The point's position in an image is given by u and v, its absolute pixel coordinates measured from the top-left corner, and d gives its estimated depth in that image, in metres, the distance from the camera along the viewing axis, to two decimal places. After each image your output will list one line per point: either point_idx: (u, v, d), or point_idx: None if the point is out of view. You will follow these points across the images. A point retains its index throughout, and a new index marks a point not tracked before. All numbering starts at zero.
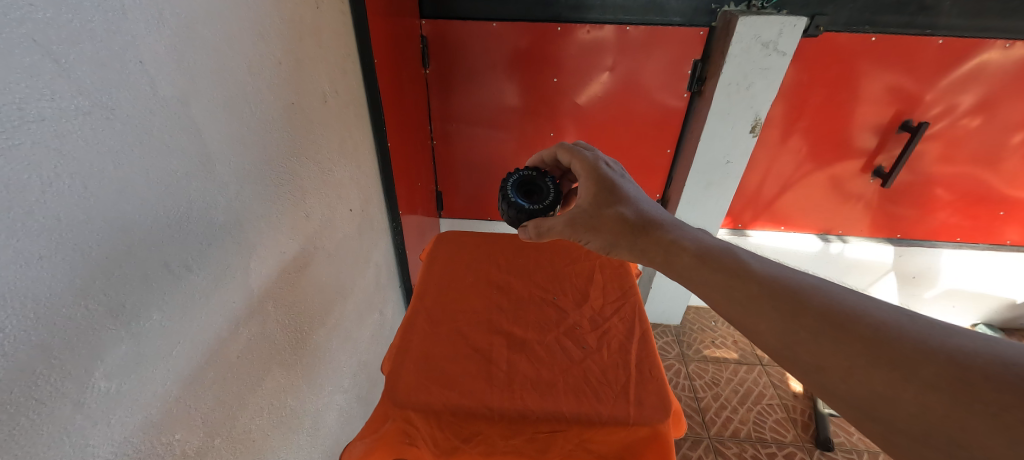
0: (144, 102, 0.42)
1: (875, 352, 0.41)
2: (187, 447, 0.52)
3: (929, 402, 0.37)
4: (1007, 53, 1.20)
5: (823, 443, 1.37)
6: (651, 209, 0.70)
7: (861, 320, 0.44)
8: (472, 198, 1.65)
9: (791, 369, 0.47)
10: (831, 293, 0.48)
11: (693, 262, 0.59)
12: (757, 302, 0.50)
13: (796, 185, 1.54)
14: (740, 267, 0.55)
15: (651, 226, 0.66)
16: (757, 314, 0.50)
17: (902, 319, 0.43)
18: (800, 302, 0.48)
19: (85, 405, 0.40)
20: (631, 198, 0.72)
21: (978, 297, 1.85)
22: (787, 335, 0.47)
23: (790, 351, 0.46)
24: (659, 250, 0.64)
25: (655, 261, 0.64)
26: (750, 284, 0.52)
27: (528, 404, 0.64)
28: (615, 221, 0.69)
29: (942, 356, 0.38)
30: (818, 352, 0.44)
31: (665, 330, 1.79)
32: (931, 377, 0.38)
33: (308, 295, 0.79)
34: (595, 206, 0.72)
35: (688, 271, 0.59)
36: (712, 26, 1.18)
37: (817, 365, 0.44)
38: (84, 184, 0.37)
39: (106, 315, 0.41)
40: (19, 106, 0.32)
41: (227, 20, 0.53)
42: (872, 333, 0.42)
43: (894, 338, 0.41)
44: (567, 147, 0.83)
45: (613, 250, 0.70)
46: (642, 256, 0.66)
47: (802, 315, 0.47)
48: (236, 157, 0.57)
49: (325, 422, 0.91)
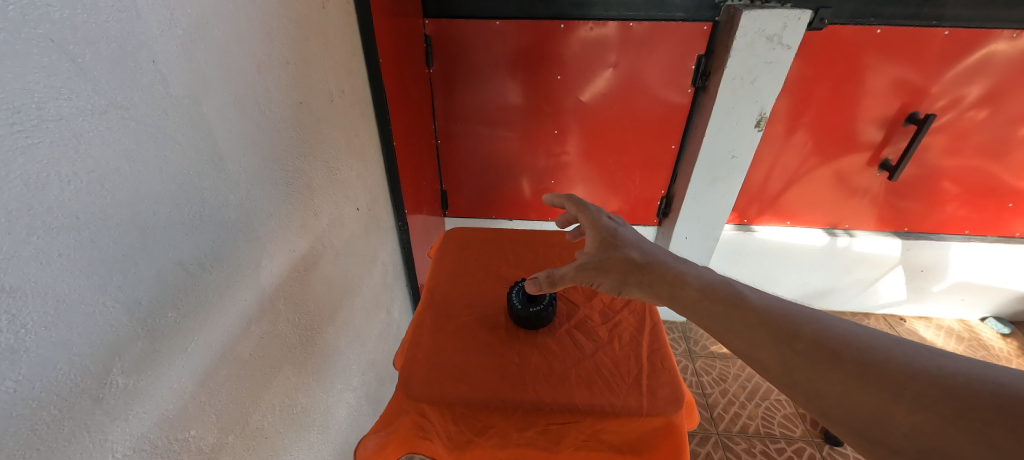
0: (158, 102, 0.43)
1: (867, 374, 0.42)
2: (202, 442, 0.53)
3: (920, 421, 0.37)
4: (1014, 43, 1.19)
5: (833, 438, 1.36)
6: (655, 250, 0.69)
7: (851, 344, 0.45)
8: (477, 198, 1.65)
9: (790, 396, 0.47)
10: (823, 319, 0.49)
11: (696, 294, 0.58)
12: (756, 330, 0.51)
13: (801, 180, 1.53)
14: (740, 296, 0.55)
15: (657, 265, 0.65)
16: (755, 338, 0.50)
17: (890, 342, 0.44)
18: (791, 329, 0.49)
19: (104, 401, 0.40)
20: (634, 241, 0.70)
21: (988, 291, 1.83)
22: (783, 360, 0.47)
23: (788, 377, 0.47)
24: (666, 286, 0.62)
25: (663, 296, 0.62)
26: (748, 314, 0.53)
27: (541, 396, 0.63)
28: (623, 262, 0.67)
29: (928, 377, 0.39)
30: (814, 376, 0.44)
31: (672, 327, 1.79)
32: (919, 396, 0.38)
33: (317, 293, 0.79)
34: (601, 249, 0.69)
35: (698, 309, 0.58)
36: (715, 21, 1.18)
37: (812, 390, 0.44)
38: (101, 182, 0.38)
39: (124, 313, 0.41)
40: (37, 106, 0.33)
41: (236, 20, 0.53)
42: (861, 357, 0.43)
43: (882, 360, 0.42)
44: (570, 198, 0.82)
45: (624, 289, 0.66)
46: (652, 294, 0.64)
47: (795, 341, 0.47)
48: (246, 155, 0.57)
49: (335, 420, 0.92)
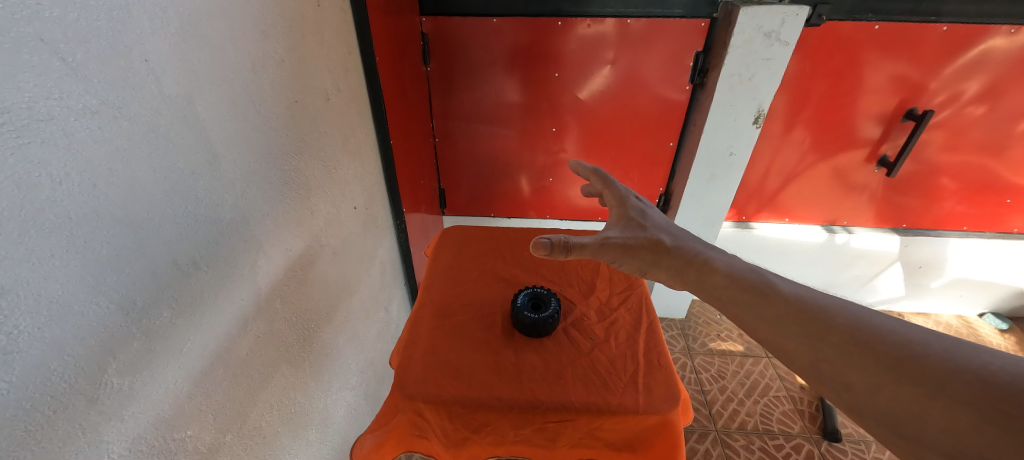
0: (151, 101, 0.43)
1: (901, 369, 0.42)
2: (199, 442, 0.53)
3: (957, 418, 0.37)
4: (1012, 39, 1.19)
5: (831, 435, 1.36)
6: (682, 235, 0.69)
7: (885, 338, 0.45)
8: (475, 196, 1.65)
9: (819, 389, 0.48)
10: (857, 312, 0.49)
11: (724, 281, 0.59)
12: (785, 321, 0.52)
13: (800, 177, 1.53)
14: (769, 286, 0.56)
15: (684, 250, 0.66)
16: (785, 330, 0.51)
17: (927, 337, 0.44)
18: (823, 322, 0.49)
19: (98, 402, 0.40)
20: (662, 225, 0.71)
21: (986, 287, 1.83)
22: (813, 352, 0.48)
23: (816, 369, 0.47)
24: (691, 270, 0.63)
25: (688, 280, 0.64)
26: (776, 304, 0.53)
27: (538, 394, 0.63)
28: (649, 244, 0.68)
29: (967, 374, 0.39)
30: (846, 369, 0.45)
31: (671, 324, 1.79)
32: (956, 394, 0.38)
33: (314, 293, 0.79)
34: (628, 229, 0.71)
35: (722, 293, 0.59)
36: (713, 17, 1.18)
37: (842, 384, 0.45)
38: (93, 182, 0.38)
39: (118, 313, 0.41)
40: (28, 105, 0.33)
41: (229, 19, 0.53)
42: (895, 352, 0.43)
43: (918, 357, 0.42)
44: (600, 177, 0.83)
45: (650, 270, 0.68)
46: (677, 277, 0.65)
47: (827, 334, 0.48)
48: (241, 154, 0.57)
49: (333, 418, 0.92)
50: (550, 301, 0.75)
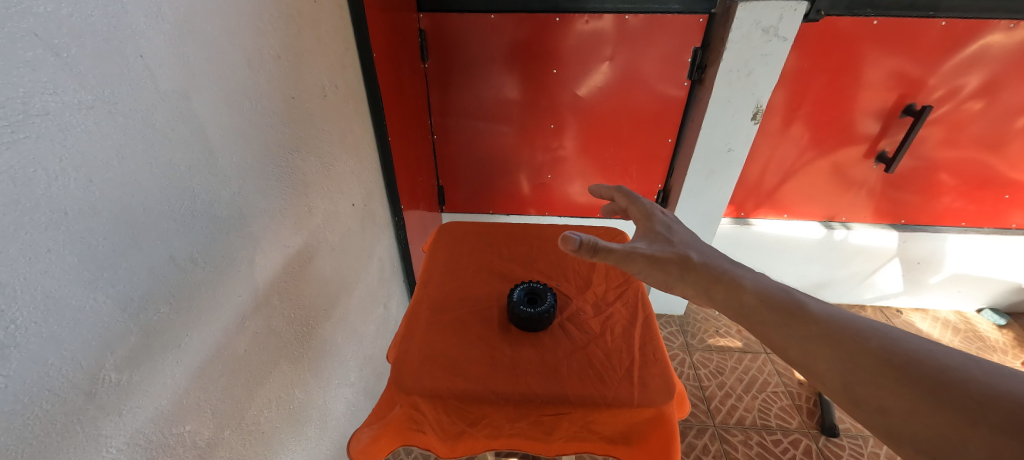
0: (147, 97, 0.43)
1: (940, 395, 0.41)
2: (198, 437, 0.53)
3: (998, 447, 0.36)
4: (1011, 34, 1.19)
5: (829, 430, 1.36)
6: (710, 253, 0.68)
7: (921, 362, 0.44)
8: (474, 193, 1.65)
9: (855, 414, 0.46)
10: (895, 336, 0.48)
11: (755, 300, 0.58)
12: (818, 342, 0.51)
13: (798, 173, 1.53)
14: (801, 307, 0.55)
15: (714, 267, 0.64)
16: (817, 351, 0.50)
17: (967, 363, 0.43)
18: (858, 343, 0.49)
19: (97, 396, 0.40)
20: (689, 242, 0.70)
21: (984, 282, 1.82)
22: (847, 373, 0.47)
23: (849, 392, 0.47)
24: (719, 287, 0.61)
25: (717, 298, 0.62)
26: (809, 325, 0.53)
27: (533, 389, 0.64)
28: (677, 258, 0.66)
29: (1007, 400, 0.38)
30: (882, 393, 0.44)
31: (670, 320, 1.80)
32: (997, 421, 0.37)
33: (312, 289, 0.79)
34: (655, 243, 0.69)
35: (754, 312, 0.57)
36: (711, 13, 1.17)
37: (876, 407, 0.44)
38: (89, 177, 0.38)
39: (115, 309, 0.41)
40: (22, 100, 0.33)
41: (225, 14, 0.53)
42: (932, 376, 0.43)
43: (957, 382, 0.41)
44: (625, 192, 0.82)
45: (676, 285, 0.65)
46: (705, 294, 0.63)
47: (861, 356, 0.48)
48: (237, 150, 0.57)
49: (332, 414, 0.92)
50: (546, 296, 0.75)
